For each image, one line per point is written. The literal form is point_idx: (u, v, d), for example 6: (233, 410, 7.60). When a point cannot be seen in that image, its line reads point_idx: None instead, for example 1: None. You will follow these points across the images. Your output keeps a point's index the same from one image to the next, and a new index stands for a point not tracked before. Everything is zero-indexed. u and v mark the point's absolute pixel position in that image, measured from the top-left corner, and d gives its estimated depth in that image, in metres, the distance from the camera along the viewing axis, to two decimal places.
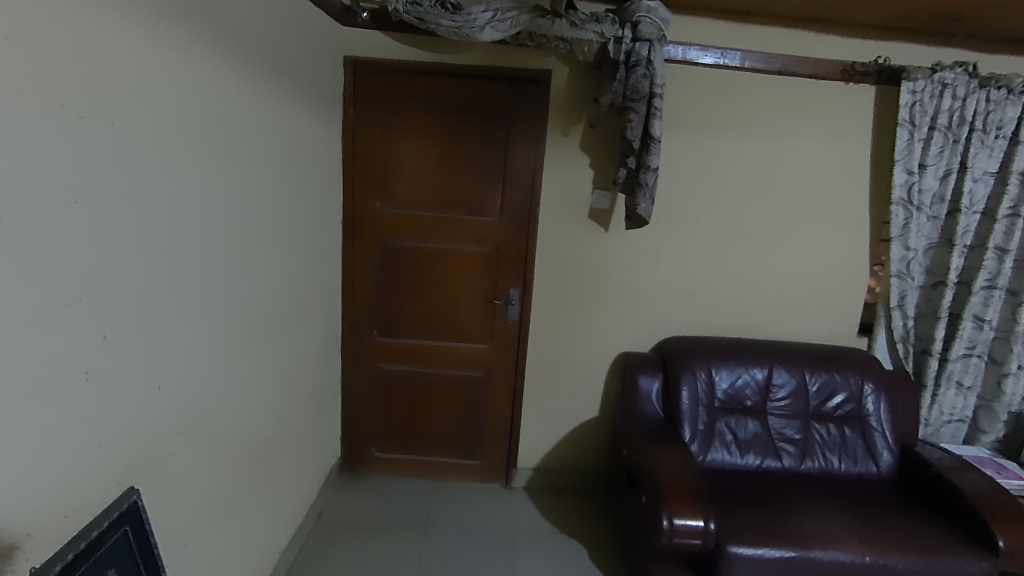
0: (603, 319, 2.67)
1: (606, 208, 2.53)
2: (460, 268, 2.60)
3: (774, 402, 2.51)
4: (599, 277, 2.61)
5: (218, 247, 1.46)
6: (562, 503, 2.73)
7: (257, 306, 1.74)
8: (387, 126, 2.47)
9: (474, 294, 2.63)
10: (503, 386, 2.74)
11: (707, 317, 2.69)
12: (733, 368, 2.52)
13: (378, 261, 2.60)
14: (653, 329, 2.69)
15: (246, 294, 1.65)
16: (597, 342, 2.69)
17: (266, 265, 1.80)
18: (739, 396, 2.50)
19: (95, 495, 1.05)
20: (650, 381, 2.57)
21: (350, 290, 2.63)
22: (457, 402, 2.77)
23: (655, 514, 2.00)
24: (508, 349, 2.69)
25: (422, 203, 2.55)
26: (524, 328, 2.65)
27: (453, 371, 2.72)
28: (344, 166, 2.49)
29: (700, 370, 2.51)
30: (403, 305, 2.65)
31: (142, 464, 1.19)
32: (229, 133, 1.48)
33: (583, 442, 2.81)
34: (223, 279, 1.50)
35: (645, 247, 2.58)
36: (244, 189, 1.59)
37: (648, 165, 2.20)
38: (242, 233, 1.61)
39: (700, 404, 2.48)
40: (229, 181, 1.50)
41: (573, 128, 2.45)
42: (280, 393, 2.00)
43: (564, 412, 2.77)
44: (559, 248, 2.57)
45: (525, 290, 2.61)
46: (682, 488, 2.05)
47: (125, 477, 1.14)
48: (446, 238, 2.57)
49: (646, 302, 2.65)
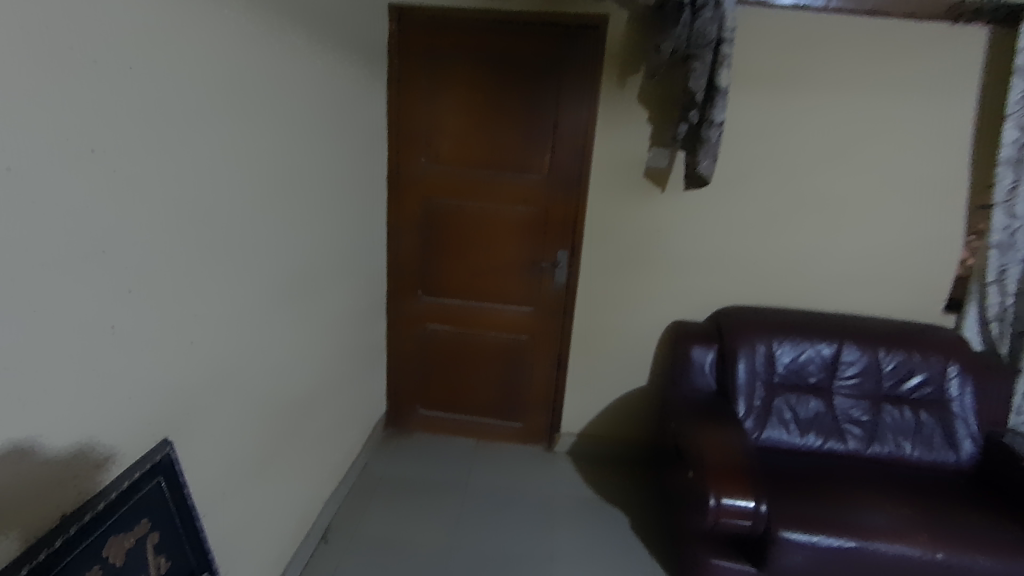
0: (654, 286, 2.52)
1: (663, 168, 2.35)
2: (506, 230, 2.52)
3: (840, 380, 2.32)
4: (652, 241, 2.46)
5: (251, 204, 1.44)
6: (606, 472, 2.67)
7: (296, 263, 1.74)
8: (434, 78, 2.37)
9: (520, 256, 2.55)
10: (548, 351, 2.68)
11: (770, 287, 2.49)
12: (797, 342, 2.35)
13: (424, 220, 2.55)
14: (708, 298, 2.53)
15: (281, 252, 1.64)
16: (647, 310, 2.56)
17: (305, 222, 1.78)
18: (802, 372, 2.33)
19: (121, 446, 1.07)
20: (704, 352, 2.43)
21: (396, 248, 2.61)
22: (500, 365, 2.73)
23: (699, 491, 1.91)
24: (555, 313, 2.61)
25: (469, 161, 2.46)
26: (571, 293, 2.56)
27: (496, 336, 2.68)
28: (390, 122, 2.43)
29: (759, 343, 2.35)
30: (447, 265, 2.61)
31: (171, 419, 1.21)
32: (260, 83, 1.43)
33: (630, 411, 2.72)
34: (257, 237, 1.49)
35: (705, 211, 2.39)
36: (277, 144, 1.55)
37: (712, 121, 2.02)
38: (277, 189, 1.58)
39: (758, 378, 2.33)
40: (261, 135, 1.46)
41: (630, 79, 2.26)
42: (320, 351, 2.01)
43: (610, 380, 2.68)
44: (612, 209, 2.42)
45: (573, 253, 2.50)
46: (730, 467, 1.94)
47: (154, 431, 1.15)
48: (492, 197, 2.48)
49: (703, 270, 2.48)
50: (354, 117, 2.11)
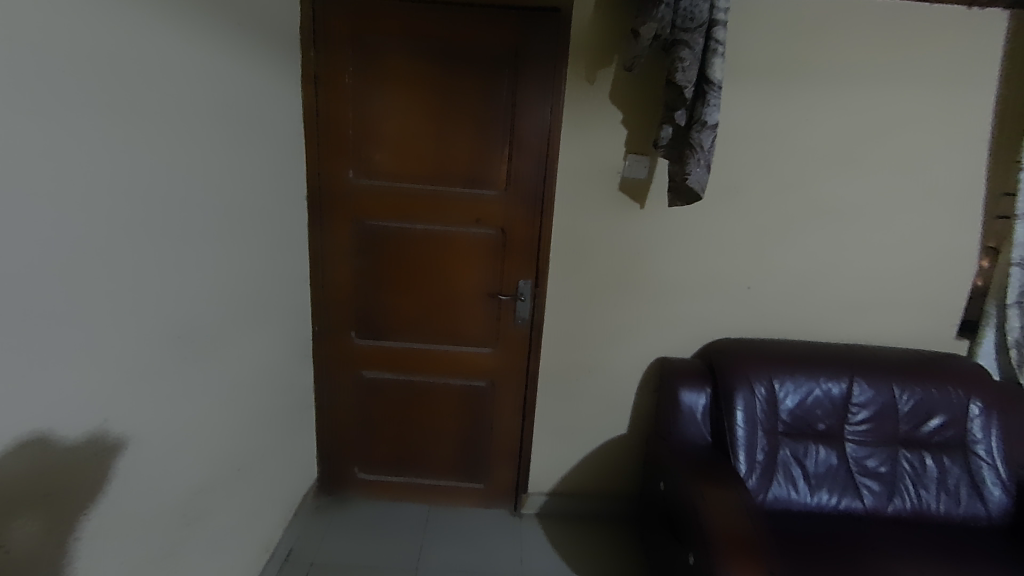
0: (633, 318, 2.14)
1: (642, 179, 1.97)
2: (456, 257, 2.08)
3: (852, 425, 1.99)
4: (630, 266, 2.07)
5: (51, 251, 0.96)
6: (585, 537, 2.27)
7: (152, 325, 1.25)
8: (361, 73, 1.92)
9: (474, 288, 2.12)
10: (510, 397, 2.25)
11: (766, 316, 2.14)
12: (802, 382, 2.00)
13: (354, 246, 2.09)
14: (696, 330, 2.16)
15: (125, 316, 1.16)
16: (627, 346, 2.18)
17: (172, 262, 1.31)
18: (809, 418, 1.98)
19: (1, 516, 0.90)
20: (695, 397, 2.07)
21: (321, 282, 2.13)
22: (455, 416, 2.29)
23: None
24: (517, 354, 2.19)
25: (409, 174, 2.01)
26: (537, 329, 2.14)
27: (449, 382, 2.24)
28: (307, 127, 1.95)
29: (758, 384, 2.01)
30: (386, 300, 2.15)
31: (48, 483, 0.99)
32: (66, 73, 0.96)
33: (609, 464, 2.33)
34: (70, 296, 1.01)
35: (692, 229, 2.03)
36: (112, 157, 1.08)
37: (704, 122, 1.64)
38: (115, 222, 1.11)
39: (760, 427, 1.97)
40: (76, 150, 0.99)
41: (602, 74, 1.87)
42: (213, 427, 1.53)
43: (585, 428, 2.29)
44: (583, 229, 2.03)
45: (538, 283, 2.09)
46: (742, 549, 1.57)
47: (42, 489, 0.97)
48: (438, 217, 2.04)
49: (690, 297, 2.11)
50: (257, 119, 1.64)
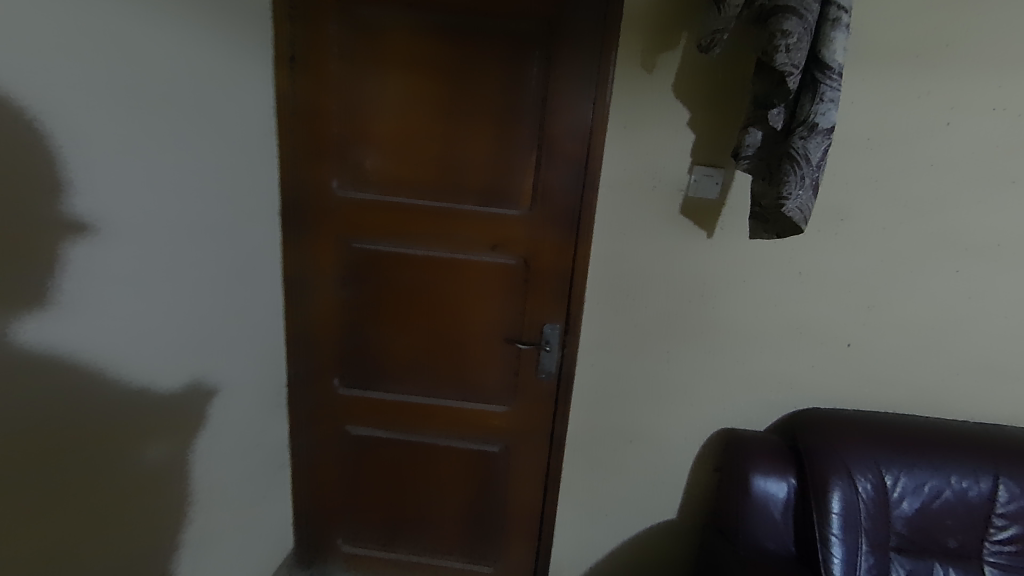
0: (692, 378, 1.65)
1: (712, 201, 1.48)
2: (466, 294, 1.64)
3: (992, 542, 1.46)
4: (691, 313, 1.59)
5: None
6: None
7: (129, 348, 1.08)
8: (349, 56, 1.50)
9: (488, 332, 1.67)
10: (530, 467, 1.79)
11: (871, 384, 1.62)
12: (924, 479, 1.48)
13: (339, 274, 1.66)
14: (775, 396, 1.66)
15: None
16: (684, 413, 1.69)
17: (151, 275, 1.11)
18: (934, 529, 1.46)
19: (138, 437, 1.12)
20: (773, 488, 1.56)
21: (298, 317, 1.71)
22: (460, 487, 1.84)
23: None
24: (539, 414, 1.73)
25: (410, 187, 1.58)
26: (566, 386, 1.68)
27: (454, 446, 1.79)
28: (281, 124, 1.55)
29: (863, 477, 1.49)
30: (378, 343, 1.72)
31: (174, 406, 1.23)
32: None
33: (652, 555, 1.85)
34: None
35: (775, 267, 1.53)
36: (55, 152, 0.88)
37: (813, 123, 1.15)
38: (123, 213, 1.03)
39: (866, 540, 1.46)
40: None
41: (663, 59, 1.40)
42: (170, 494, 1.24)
43: (623, 510, 1.81)
44: (629, 263, 1.56)
45: (569, 328, 1.63)
46: None
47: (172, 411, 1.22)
48: (444, 242, 1.60)
49: (767, 355, 1.62)
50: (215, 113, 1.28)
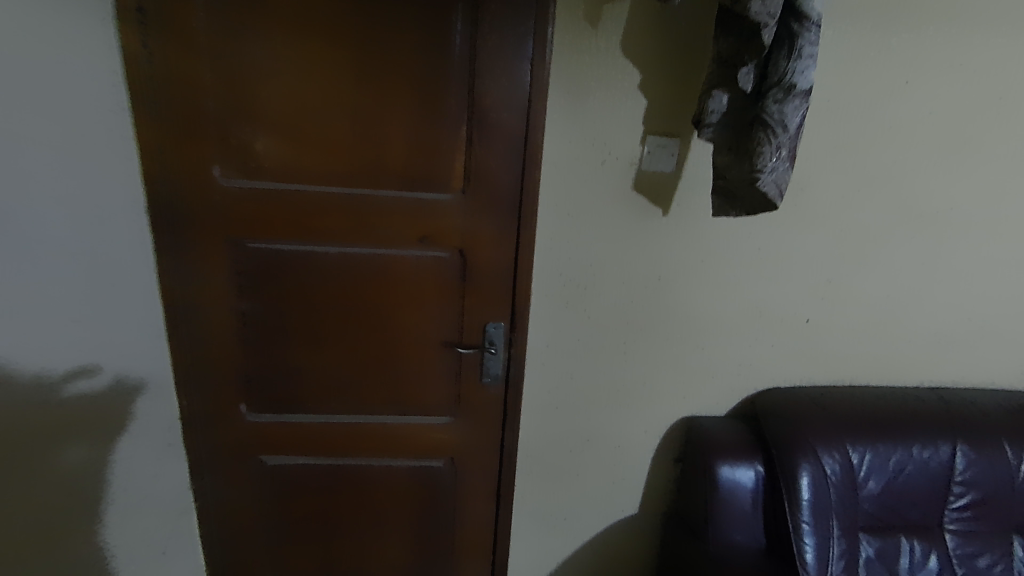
0: (649, 367, 1.54)
1: (668, 175, 1.36)
2: (394, 296, 1.41)
3: (952, 510, 1.44)
4: (647, 298, 1.47)
5: None
6: None
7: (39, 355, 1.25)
8: (222, 8, 1.18)
9: (424, 338, 1.45)
10: (480, 480, 1.61)
11: (828, 359, 1.57)
12: (886, 453, 1.44)
13: (235, 283, 1.37)
14: (735, 380, 1.57)
15: None
16: (642, 405, 1.58)
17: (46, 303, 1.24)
18: (900, 503, 1.43)
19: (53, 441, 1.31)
20: (740, 478, 1.47)
21: (185, 340, 1.39)
22: (402, 511, 1.63)
23: None
24: (487, 423, 1.54)
25: (314, 173, 1.30)
26: (515, 390, 1.50)
27: (392, 467, 1.58)
28: (138, 97, 1.21)
29: (828, 457, 1.44)
30: (292, 361, 1.45)
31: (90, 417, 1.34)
32: None
33: (614, 553, 1.75)
34: None
35: (732, 243, 1.43)
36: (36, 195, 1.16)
37: (791, 86, 1.01)
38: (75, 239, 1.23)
39: (836, 523, 1.40)
40: None
41: (609, 14, 1.23)
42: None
43: (582, 511, 1.69)
44: (578, 248, 1.40)
45: (515, 327, 1.44)
46: None
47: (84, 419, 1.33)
48: (362, 237, 1.35)
49: (726, 337, 1.52)
50: None
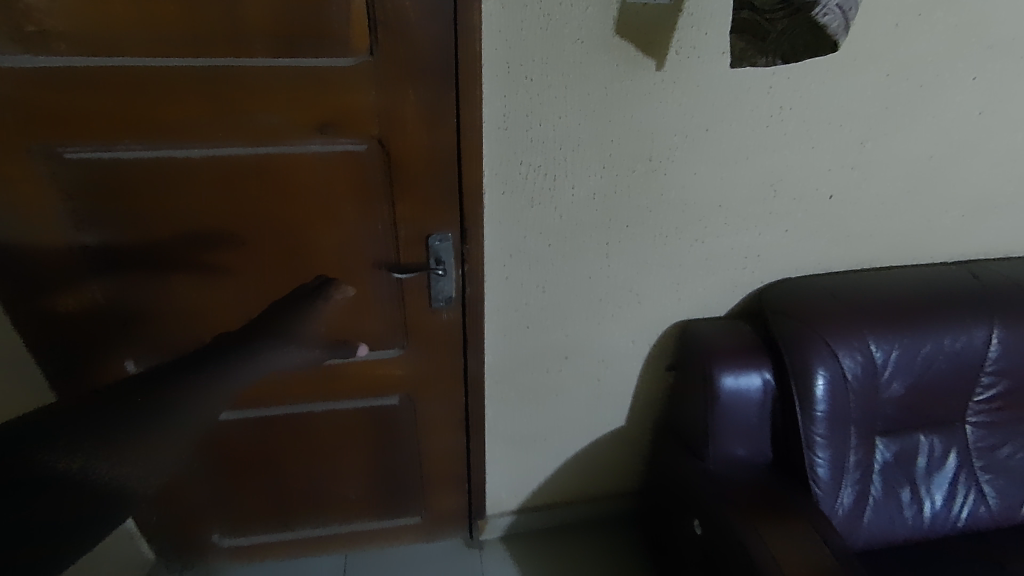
0: (637, 269, 1.25)
1: (664, 11, 0.97)
2: (299, 209, 1.04)
3: (976, 402, 1.28)
4: (634, 185, 1.13)
5: None
6: (579, 555, 1.64)
7: None
8: None
9: (349, 259, 1.11)
10: (444, 414, 1.38)
11: (849, 240, 1.30)
12: (915, 348, 1.23)
13: (67, 206, 0.98)
14: (738, 275, 1.30)
15: None
16: (630, 313, 1.31)
17: None
18: (923, 400, 1.25)
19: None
20: (745, 387, 1.25)
21: (17, 296, 1.02)
22: (358, 451, 1.41)
23: None
24: (444, 351, 1.27)
25: (141, 38, 0.86)
26: (474, 314, 1.21)
27: (336, 410, 1.32)
28: None
29: (849, 357, 1.22)
30: (182, 308, 1.10)
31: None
32: None
33: (599, 462, 1.61)
34: None
35: (744, 104, 1.08)
36: None
37: None
38: None
39: (852, 430, 1.23)
40: None
41: None
42: None
43: (563, 428, 1.50)
44: (543, 126, 1.04)
45: (466, 238, 1.11)
46: None
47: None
48: (237, 131, 0.95)
49: (731, 226, 1.22)
50: None
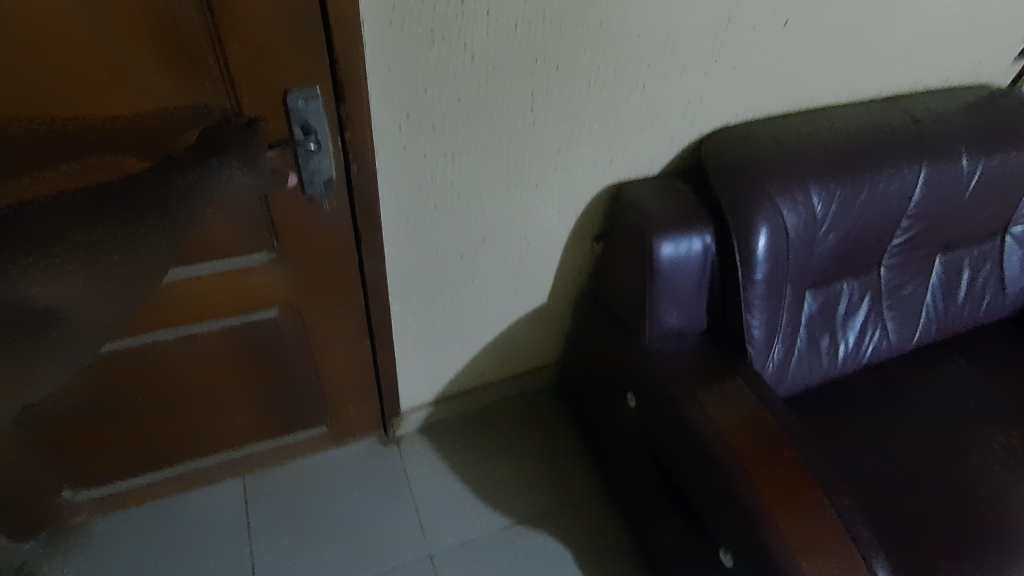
0: (570, 125, 1.01)
1: None
2: (64, 66, 0.69)
3: (894, 245, 1.28)
4: (569, 8, 0.86)
5: None
6: (504, 434, 1.59)
7: None
8: None
9: (164, 143, 0.78)
10: (341, 319, 1.14)
11: (792, 77, 1.14)
12: (852, 195, 1.15)
13: None
14: (677, 126, 1.12)
15: None
16: (558, 181, 1.10)
17: None
18: (852, 248, 1.22)
19: None
20: (685, 248, 1.11)
21: None
22: (241, 375, 1.17)
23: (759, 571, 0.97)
24: (332, 248, 1.00)
25: None
26: (366, 198, 0.93)
27: (195, 334, 1.05)
28: None
29: (790, 207, 1.11)
30: None
31: None
32: None
33: (520, 342, 1.49)
34: None
35: None
36: None
37: None
38: None
39: (786, 286, 1.18)
40: None
41: None
42: None
43: (483, 315, 1.33)
44: None
45: (343, 94, 0.80)
46: (788, 480, 1.00)
47: None
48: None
49: (678, 63, 1.00)
50: None
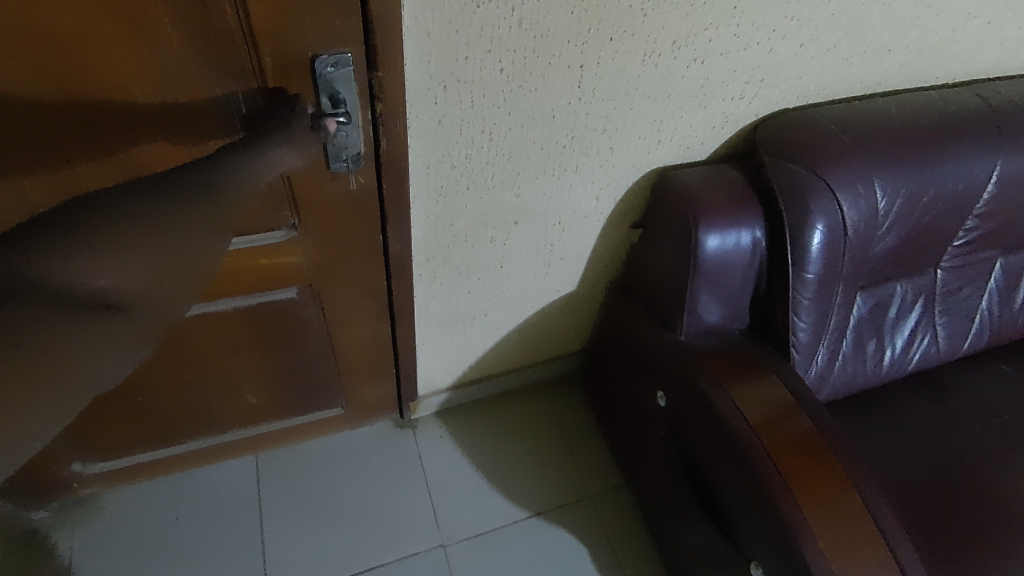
0: (620, 102, 0.93)
1: None
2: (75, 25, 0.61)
3: (956, 246, 1.18)
4: None
5: None
6: (523, 422, 1.54)
7: None
8: None
9: (185, 110, 0.71)
10: (360, 301, 1.08)
11: (862, 57, 1.04)
12: (918, 191, 1.06)
13: None
14: (732, 106, 1.03)
15: None
16: (600, 163, 1.02)
17: None
18: (911, 247, 1.13)
19: None
20: (732, 241, 1.03)
21: None
22: (256, 354, 1.12)
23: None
24: (357, 226, 0.93)
25: None
26: (394, 175, 0.86)
27: (209, 313, 0.99)
28: None
29: (850, 202, 1.02)
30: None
31: None
32: None
33: (545, 330, 1.42)
34: None
35: None
36: None
37: None
38: None
39: (838, 286, 1.10)
40: None
41: None
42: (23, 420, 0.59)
43: (508, 301, 1.27)
44: None
45: (377, 61, 0.72)
46: (817, 465, 0.95)
47: None
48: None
49: (743, 37, 0.91)
50: None
